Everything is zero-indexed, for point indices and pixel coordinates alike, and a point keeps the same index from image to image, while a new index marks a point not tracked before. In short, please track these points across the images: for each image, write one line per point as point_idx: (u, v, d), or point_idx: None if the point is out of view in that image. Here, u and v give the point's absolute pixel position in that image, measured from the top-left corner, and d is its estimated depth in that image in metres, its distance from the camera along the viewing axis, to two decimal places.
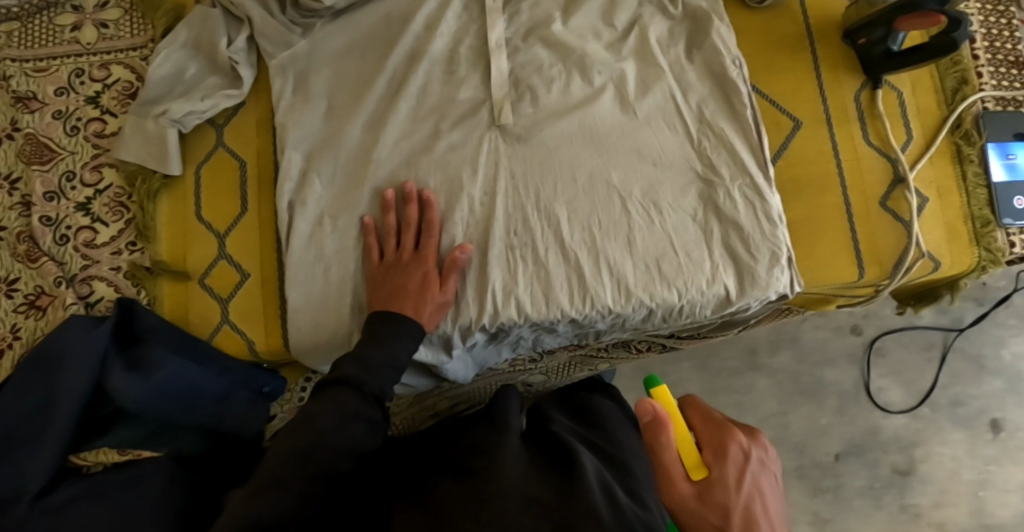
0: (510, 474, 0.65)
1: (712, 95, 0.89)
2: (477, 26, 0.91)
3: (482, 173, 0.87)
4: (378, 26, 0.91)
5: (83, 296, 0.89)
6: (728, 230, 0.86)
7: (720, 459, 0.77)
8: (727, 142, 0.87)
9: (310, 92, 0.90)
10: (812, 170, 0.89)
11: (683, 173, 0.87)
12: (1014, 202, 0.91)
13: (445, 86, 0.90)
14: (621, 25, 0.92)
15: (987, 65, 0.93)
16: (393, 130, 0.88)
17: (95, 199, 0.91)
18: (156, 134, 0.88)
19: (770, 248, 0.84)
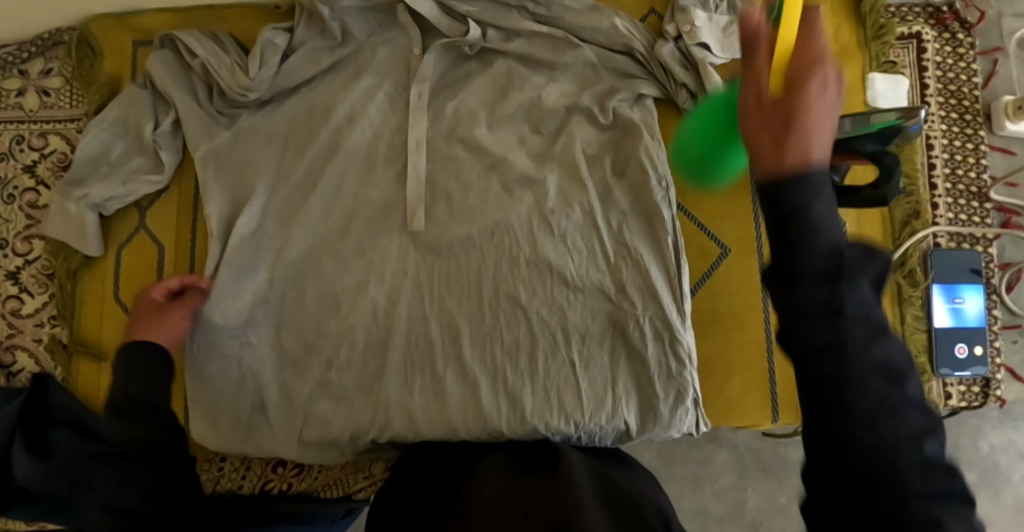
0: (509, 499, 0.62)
1: (633, 212, 0.83)
2: (399, 123, 0.88)
3: (389, 279, 0.85)
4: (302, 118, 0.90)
5: (7, 365, 0.92)
6: (635, 364, 0.81)
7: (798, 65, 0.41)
8: (644, 270, 0.81)
9: (225, 182, 0.89)
10: (732, 303, 0.84)
11: (593, 295, 0.82)
12: (955, 350, 0.85)
13: (361, 182, 0.87)
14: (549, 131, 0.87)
15: (944, 195, 0.89)
16: (305, 228, 0.87)
17: (24, 269, 0.94)
18: (77, 216, 0.88)
19: (676, 388, 0.79)
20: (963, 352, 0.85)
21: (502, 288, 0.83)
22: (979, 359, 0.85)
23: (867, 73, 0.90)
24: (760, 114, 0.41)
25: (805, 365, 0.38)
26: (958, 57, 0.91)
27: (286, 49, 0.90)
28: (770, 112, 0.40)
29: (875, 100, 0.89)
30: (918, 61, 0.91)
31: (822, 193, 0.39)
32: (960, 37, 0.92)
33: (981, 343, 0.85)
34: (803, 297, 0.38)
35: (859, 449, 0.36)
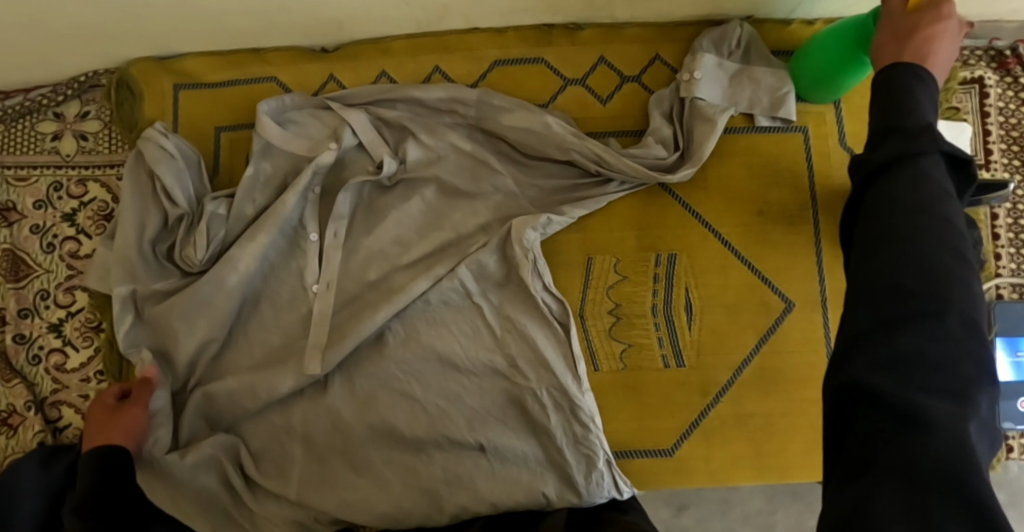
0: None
1: (513, 292, 0.83)
2: (454, 172, 0.86)
3: (448, 336, 0.83)
4: (353, 167, 0.87)
5: (52, 420, 0.90)
6: (536, 435, 0.81)
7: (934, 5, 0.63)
8: (529, 342, 0.81)
9: (260, 232, 0.84)
10: (795, 359, 0.84)
11: (489, 374, 0.83)
12: (1017, 404, 0.85)
13: (417, 236, 0.86)
14: (610, 185, 0.84)
15: (1007, 246, 0.88)
16: (363, 283, 0.86)
17: (67, 321, 0.91)
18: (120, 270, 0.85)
19: (585, 454, 0.79)
20: None
21: (505, 349, 0.82)
22: None
23: None
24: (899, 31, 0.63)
25: (874, 255, 0.48)
26: (1021, 102, 0.90)
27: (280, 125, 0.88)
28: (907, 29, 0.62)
29: None
30: (981, 107, 0.90)
31: (935, 173, 0.51)
32: (1022, 81, 0.90)
33: None
34: (896, 222, 0.48)
35: (913, 350, 0.44)
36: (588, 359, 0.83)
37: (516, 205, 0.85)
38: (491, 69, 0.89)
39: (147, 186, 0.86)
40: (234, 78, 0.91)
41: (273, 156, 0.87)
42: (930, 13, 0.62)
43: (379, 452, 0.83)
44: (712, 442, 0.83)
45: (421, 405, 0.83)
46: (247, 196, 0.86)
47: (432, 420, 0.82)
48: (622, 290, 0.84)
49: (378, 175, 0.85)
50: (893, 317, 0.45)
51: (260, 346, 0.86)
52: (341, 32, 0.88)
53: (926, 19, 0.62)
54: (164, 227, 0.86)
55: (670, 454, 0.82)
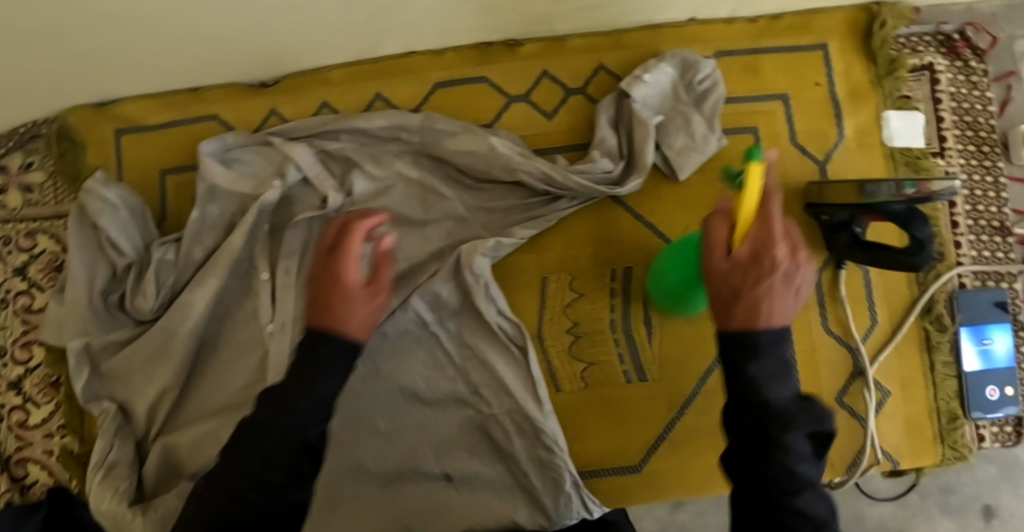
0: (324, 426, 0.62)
1: (470, 317, 0.82)
2: (401, 199, 0.84)
3: (407, 367, 0.82)
4: (300, 202, 0.86)
5: (18, 478, 0.89)
6: (504, 460, 0.81)
7: (753, 261, 0.56)
8: (488, 366, 0.80)
9: (210, 276, 0.84)
10: None
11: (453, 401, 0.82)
12: (985, 392, 0.84)
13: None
14: (560, 203, 0.82)
15: (967, 233, 0.86)
16: (317, 318, 0.84)
17: (26, 377, 0.90)
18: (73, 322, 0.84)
19: (551, 476, 0.79)
20: (994, 394, 0.84)
21: (466, 376, 0.81)
22: (1011, 399, 0.84)
23: (881, 112, 0.87)
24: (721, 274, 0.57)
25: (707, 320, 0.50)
26: (973, 85, 0.89)
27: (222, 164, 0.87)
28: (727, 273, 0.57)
29: (890, 140, 0.87)
30: (932, 93, 0.88)
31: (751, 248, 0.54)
32: (972, 64, 0.89)
33: (1011, 383, 0.84)
34: None
35: None
36: (550, 381, 0.82)
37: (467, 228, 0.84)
38: (434, 92, 0.87)
39: (93, 238, 0.84)
40: (176, 118, 0.90)
41: (218, 195, 0.86)
42: (729, 284, 0.56)
43: (346, 491, 0.81)
44: (683, 454, 0.81)
45: (384, 440, 0.82)
46: (195, 240, 0.85)
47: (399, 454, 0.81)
48: (580, 308, 0.82)
49: (324, 209, 0.84)
50: (747, 425, 0.54)
51: (220, 391, 0.85)
52: (278, 65, 0.87)
53: (728, 284, 0.56)
54: (113, 277, 0.84)
55: (639, 469, 0.81)
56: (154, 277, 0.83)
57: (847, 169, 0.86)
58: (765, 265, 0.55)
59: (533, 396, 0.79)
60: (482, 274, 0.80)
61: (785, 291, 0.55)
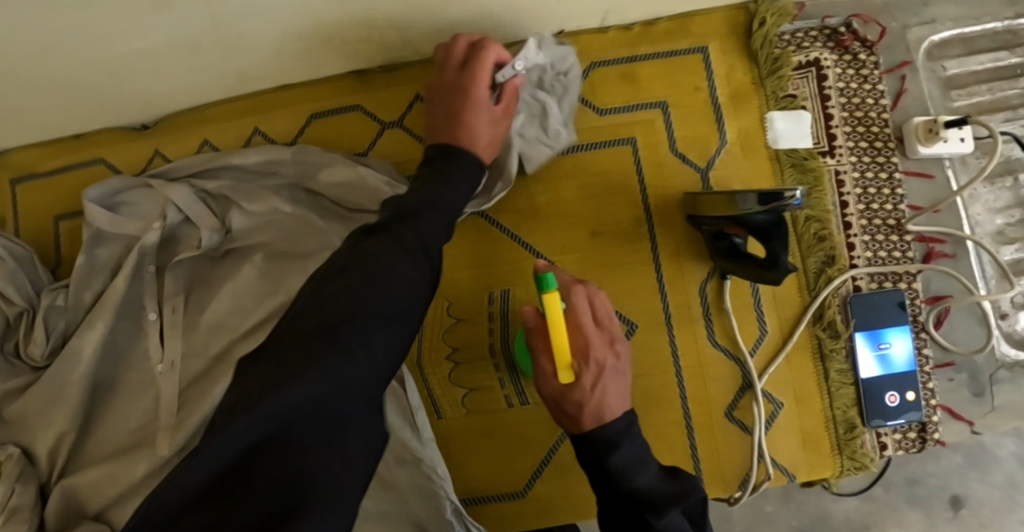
0: (363, 409, 0.51)
1: None
2: (280, 233, 0.85)
3: None
4: (184, 241, 0.87)
5: None
6: (386, 491, 0.79)
7: (584, 360, 0.63)
8: None
9: (97, 318, 0.85)
10: (644, 383, 0.81)
11: None
12: (885, 399, 0.81)
13: (251, 303, 0.84)
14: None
15: (860, 233, 0.83)
16: (205, 356, 0.85)
17: None
18: None
19: (431, 503, 0.78)
20: (894, 400, 0.81)
21: None
22: (912, 405, 0.81)
23: (765, 114, 0.84)
24: (555, 387, 0.64)
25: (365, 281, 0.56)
26: (863, 79, 0.85)
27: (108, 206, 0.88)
28: (563, 399, 0.63)
29: (775, 142, 0.84)
30: (820, 90, 0.85)
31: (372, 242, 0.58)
32: (862, 57, 0.85)
33: (913, 388, 0.81)
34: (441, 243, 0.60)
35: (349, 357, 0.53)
36: (430, 408, 0.82)
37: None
38: (309, 123, 0.87)
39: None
40: (66, 165, 0.91)
41: (103, 240, 0.87)
42: (573, 402, 0.62)
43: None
44: (570, 476, 0.81)
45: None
46: (83, 285, 0.87)
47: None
48: (457, 333, 0.81)
49: (202, 249, 0.84)
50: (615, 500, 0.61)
51: (115, 433, 0.86)
52: (155, 107, 0.87)
53: (573, 403, 0.62)
54: (6, 326, 0.86)
55: (524, 493, 0.81)
56: (43, 322, 0.85)
57: (730, 176, 0.83)
58: (587, 379, 0.62)
59: (410, 426, 0.79)
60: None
61: (614, 382, 0.64)
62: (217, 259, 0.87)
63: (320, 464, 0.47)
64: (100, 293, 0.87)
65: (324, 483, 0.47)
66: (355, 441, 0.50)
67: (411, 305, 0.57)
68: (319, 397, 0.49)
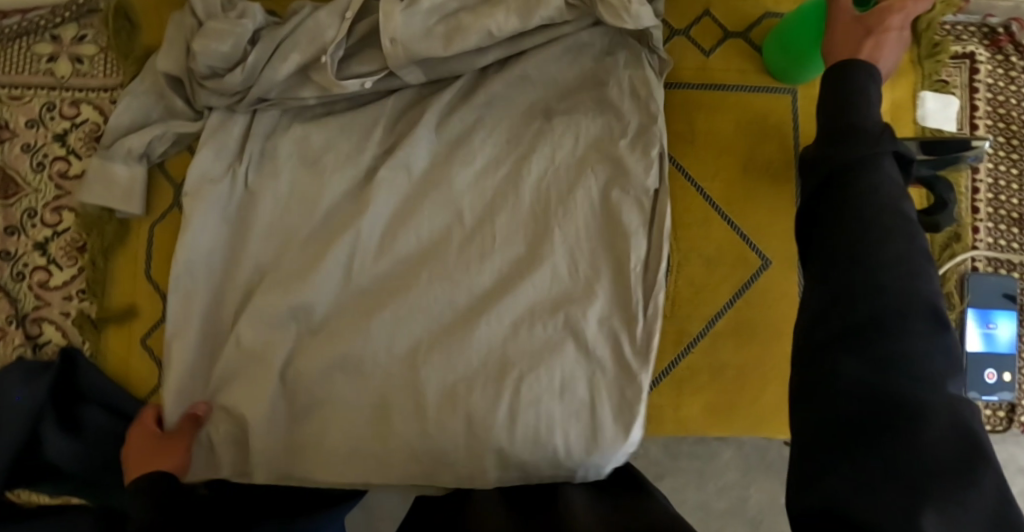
0: (946, 404, 0.55)
1: (524, 231, 0.83)
2: (444, 110, 0.87)
3: (503, 230, 0.83)
4: (319, 73, 0.84)
5: (32, 336, 0.91)
6: (572, 349, 0.80)
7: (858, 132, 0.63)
8: (582, 228, 0.83)
9: (277, 158, 0.87)
10: (768, 316, 0.85)
11: (522, 258, 0.83)
12: (984, 375, 0.86)
13: (495, 143, 0.86)
14: (630, 159, 0.83)
15: (986, 220, 0.89)
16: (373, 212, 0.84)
17: (52, 240, 0.93)
18: (122, 178, 0.88)
19: (619, 386, 0.80)
20: (992, 377, 0.86)
21: (549, 246, 0.82)
22: (1007, 385, 0.86)
23: (917, 92, 0.88)
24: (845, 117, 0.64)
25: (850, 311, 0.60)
26: (1010, 80, 0.91)
27: (254, 35, 0.85)
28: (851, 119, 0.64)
29: (923, 120, 0.88)
30: (970, 82, 0.91)
31: (918, 289, 0.60)
32: (1012, 60, 0.91)
33: (1009, 369, 0.87)
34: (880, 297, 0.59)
35: (860, 373, 0.57)
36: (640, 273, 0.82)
37: (515, 132, 0.86)
38: None
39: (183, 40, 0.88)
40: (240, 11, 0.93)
41: (293, 77, 0.85)
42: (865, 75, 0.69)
43: (381, 381, 0.82)
44: (684, 390, 0.85)
45: (498, 270, 0.83)
46: (284, 97, 0.86)
47: (516, 212, 0.84)
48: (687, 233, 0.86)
49: (364, 84, 0.84)
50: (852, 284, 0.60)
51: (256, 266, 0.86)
52: None
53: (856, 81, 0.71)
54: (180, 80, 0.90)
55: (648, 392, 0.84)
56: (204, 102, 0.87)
57: None
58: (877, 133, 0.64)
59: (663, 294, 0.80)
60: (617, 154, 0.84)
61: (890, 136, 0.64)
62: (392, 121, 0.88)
63: (928, 427, 0.54)
64: (272, 98, 0.86)
65: (931, 436, 0.54)
66: (939, 414, 0.54)
67: (930, 391, 0.56)
68: (862, 492, 0.53)
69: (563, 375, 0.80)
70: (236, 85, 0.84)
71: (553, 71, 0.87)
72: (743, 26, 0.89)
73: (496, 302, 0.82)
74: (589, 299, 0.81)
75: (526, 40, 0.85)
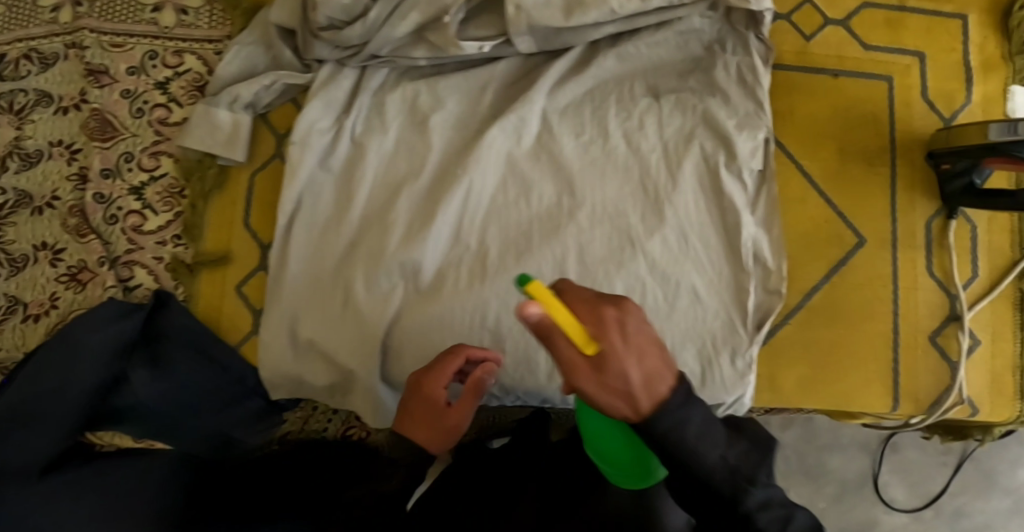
0: None
1: (632, 196, 0.86)
2: (553, 77, 0.89)
3: (613, 193, 0.86)
4: (436, 33, 0.86)
5: (123, 279, 0.91)
6: (685, 301, 0.85)
7: (601, 366, 0.56)
8: (687, 195, 0.86)
9: (386, 115, 0.88)
10: (867, 294, 0.87)
11: (625, 223, 0.86)
12: None
13: (601, 111, 0.88)
14: (738, 140, 0.86)
15: None
16: (483, 170, 0.86)
17: (148, 185, 0.92)
18: (228, 125, 0.89)
19: (732, 341, 0.84)
20: None
21: (665, 212, 0.86)
22: None
23: (1008, 85, 0.91)
24: (584, 371, 0.56)
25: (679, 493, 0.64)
26: None
27: None
28: (588, 367, 0.56)
29: (1013, 112, 0.91)
30: None
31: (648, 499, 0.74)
32: None
33: None
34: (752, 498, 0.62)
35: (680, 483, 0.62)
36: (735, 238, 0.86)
37: (620, 103, 0.88)
38: None
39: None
40: None
41: (408, 36, 0.87)
42: (614, 374, 0.56)
43: (488, 338, 0.84)
44: (779, 361, 0.86)
45: (606, 233, 0.86)
46: (396, 55, 0.88)
47: (619, 177, 0.87)
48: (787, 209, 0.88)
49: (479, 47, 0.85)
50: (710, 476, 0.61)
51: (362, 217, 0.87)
52: None
53: (616, 377, 0.56)
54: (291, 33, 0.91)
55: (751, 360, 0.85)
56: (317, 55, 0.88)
57: None
58: (614, 347, 0.56)
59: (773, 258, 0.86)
60: (725, 132, 0.86)
61: (635, 359, 0.57)
62: (499, 86, 0.89)
63: None
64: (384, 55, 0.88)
65: None
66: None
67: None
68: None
69: (680, 326, 0.84)
70: (354, 39, 0.85)
71: (659, 47, 0.89)
72: (844, 13, 0.91)
73: (614, 258, 0.85)
74: (699, 260, 0.86)
75: (640, 20, 0.86)
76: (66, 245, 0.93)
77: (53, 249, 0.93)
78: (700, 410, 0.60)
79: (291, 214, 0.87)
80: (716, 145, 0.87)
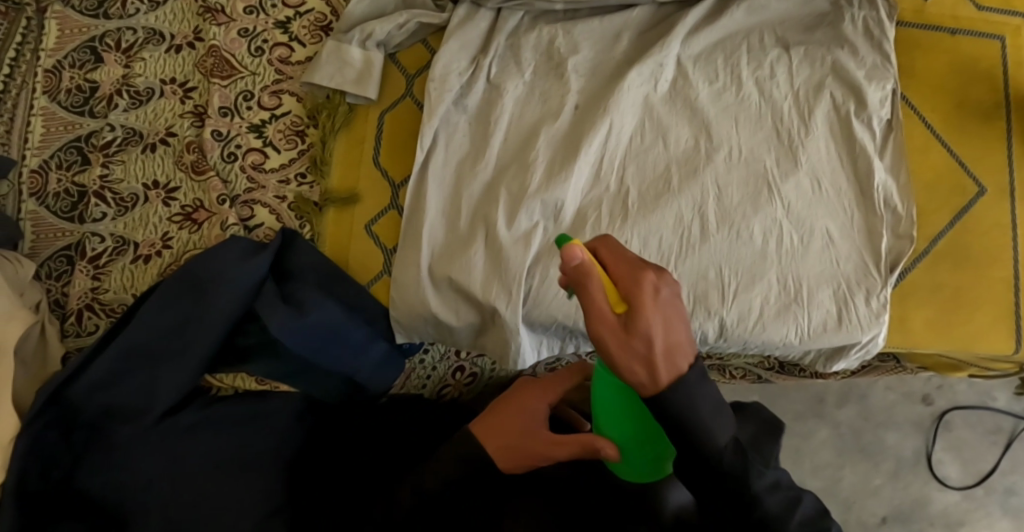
0: None
1: (764, 141, 0.88)
2: (685, 25, 0.90)
3: (744, 138, 0.87)
4: None
5: (244, 218, 0.88)
6: (818, 245, 0.86)
7: (630, 327, 0.53)
8: (818, 140, 0.88)
9: (521, 58, 0.88)
10: (988, 241, 0.89)
11: (759, 167, 0.87)
12: None
13: (731, 59, 0.90)
14: (868, 89, 0.88)
15: None
16: (619, 113, 0.86)
17: (269, 123, 0.90)
18: (360, 61, 0.88)
19: (864, 283, 0.86)
20: None
21: (796, 156, 0.87)
22: None
23: None
24: (616, 337, 0.54)
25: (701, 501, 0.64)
26: None
27: None
28: (624, 336, 0.54)
29: None
30: None
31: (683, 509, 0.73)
32: None
33: None
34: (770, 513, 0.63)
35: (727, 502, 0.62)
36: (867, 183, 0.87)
37: (750, 53, 0.90)
38: None
39: None
40: None
41: None
42: (642, 339, 0.53)
43: None
44: (907, 305, 0.88)
45: (741, 175, 0.87)
46: None
47: (749, 123, 0.88)
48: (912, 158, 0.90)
49: None
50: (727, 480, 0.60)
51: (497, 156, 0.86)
52: None
53: (642, 340, 0.53)
54: None
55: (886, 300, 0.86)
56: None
57: None
58: (645, 304, 0.54)
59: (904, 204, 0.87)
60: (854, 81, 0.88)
61: (678, 321, 0.54)
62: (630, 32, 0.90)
63: None
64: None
65: None
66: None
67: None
68: None
69: (814, 267, 0.85)
70: None
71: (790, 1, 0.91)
72: None
73: (749, 199, 0.86)
74: (830, 204, 0.87)
75: None
76: (180, 184, 0.91)
77: (166, 188, 0.91)
78: (713, 388, 0.58)
79: (428, 153, 0.86)
80: (847, 94, 0.89)
